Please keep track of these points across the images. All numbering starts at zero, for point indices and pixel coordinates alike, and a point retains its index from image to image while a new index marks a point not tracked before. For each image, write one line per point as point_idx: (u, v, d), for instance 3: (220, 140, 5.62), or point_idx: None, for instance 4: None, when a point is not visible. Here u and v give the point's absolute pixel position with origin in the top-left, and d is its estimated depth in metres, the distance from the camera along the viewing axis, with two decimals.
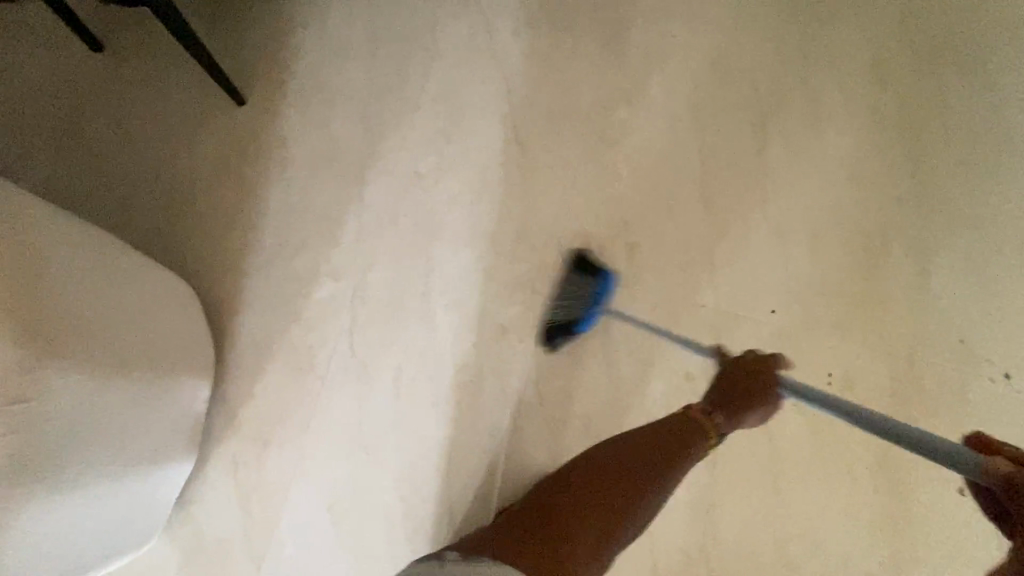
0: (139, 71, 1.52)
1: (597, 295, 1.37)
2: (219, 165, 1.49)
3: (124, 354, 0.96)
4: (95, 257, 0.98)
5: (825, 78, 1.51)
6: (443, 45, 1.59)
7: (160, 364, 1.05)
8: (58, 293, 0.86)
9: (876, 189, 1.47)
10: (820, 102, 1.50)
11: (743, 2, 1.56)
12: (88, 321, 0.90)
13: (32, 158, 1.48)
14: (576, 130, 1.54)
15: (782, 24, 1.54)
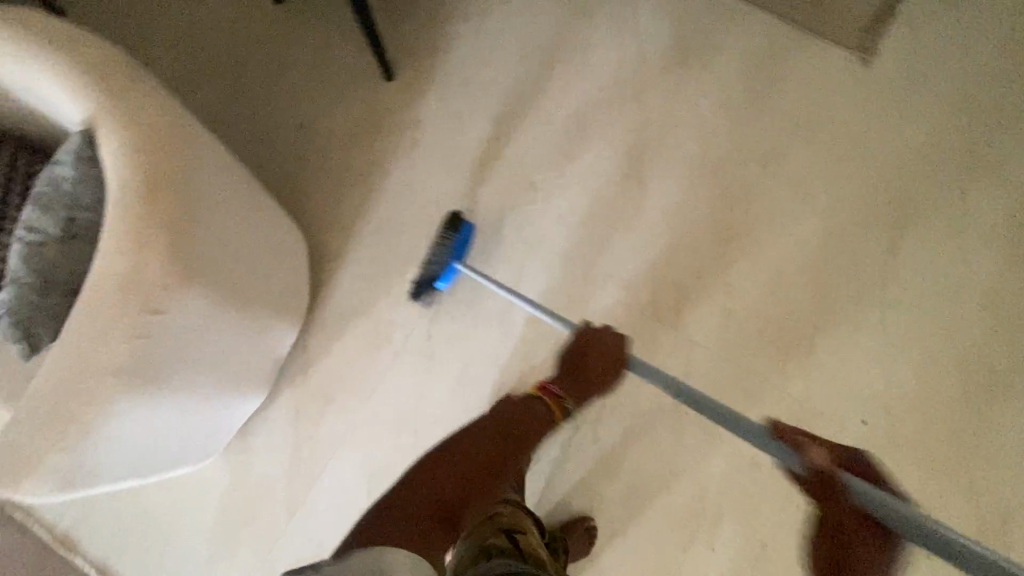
0: (302, 31, 1.63)
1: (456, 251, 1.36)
2: (355, 130, 1.57)
3: (244, 287, 1.02)
4: (243, 192, 1.05)
5: (978, 198, 1.47)
6: (590, 64, 1.61)
7: (264, 301, 1.11)
8: (212, 216, 0.91)
9: (1010, 324, 1.40)
10: (953, 221, 1.47)
11: (905, 104, 1.54)
12: (228, 249, 0.96)
13: (200, 89, 1.63)
14: (701, 182, 1.53)
15: (943, 134, 1.51)
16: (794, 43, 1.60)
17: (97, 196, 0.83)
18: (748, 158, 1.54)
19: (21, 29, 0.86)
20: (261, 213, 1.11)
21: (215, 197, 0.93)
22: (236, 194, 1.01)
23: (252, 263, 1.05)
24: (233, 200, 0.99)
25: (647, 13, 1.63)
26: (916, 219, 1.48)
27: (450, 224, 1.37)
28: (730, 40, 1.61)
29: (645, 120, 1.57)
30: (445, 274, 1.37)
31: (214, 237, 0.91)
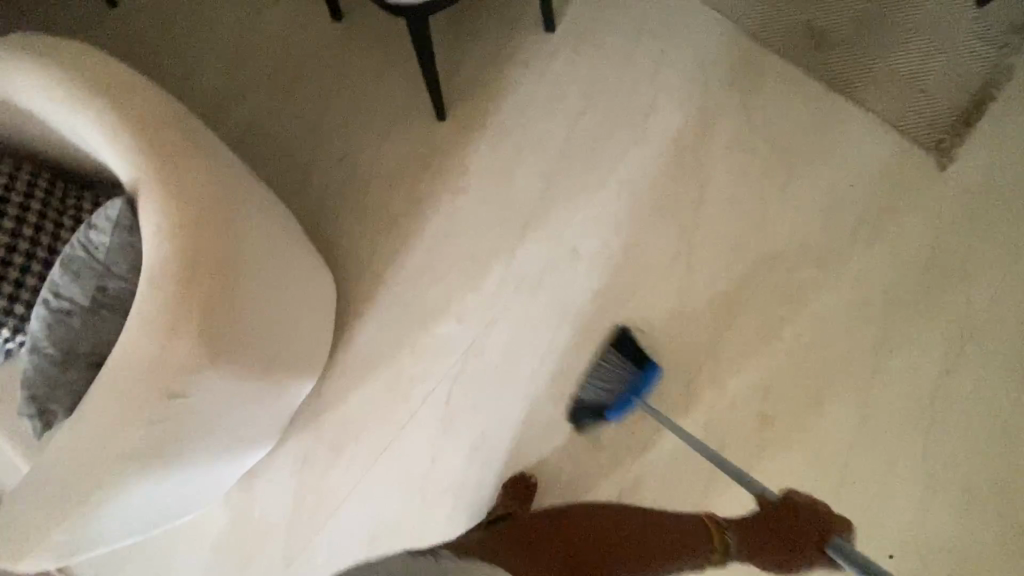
0: (356, 56, 1.57)
1: (635, 385, 1.33)
2: (399, 170, 1.51)
3: (277, 355, 0.97)
4: (288, 250, 1.00)
5: None
6: (651, 130, 1.54)
7: (299, 364, 1.06)
8: (255, 286, 0.86)
9: None
10: (1011, 350, 1.39)
11: (978, 217, 1.46)
12: (264, 322, 0.90)
13: (241, 103, 1.55)
14: (756, 271, 1.45)
15: (1012, 257, 1.44)
16: (867, 135, 1.53)
17: (132, 267, 0.79)
18: (807, 252, 1.46)
19: (74, 78, 0.82)
20: (305, 270, 1.05)
21: (259, 266, 0.88)
22: (282, 256, 0.97)
23: (288, 325, 0.99)
24: (279, 264, 0.95)
25: (716, 85, 1.57)
26: (977, 342, 1.40)
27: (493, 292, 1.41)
28: (800, 124, 1.54)
29: (702, 196, 1.50)
30: (619, 406, 1.33)
31: (253, 310, 0.86)
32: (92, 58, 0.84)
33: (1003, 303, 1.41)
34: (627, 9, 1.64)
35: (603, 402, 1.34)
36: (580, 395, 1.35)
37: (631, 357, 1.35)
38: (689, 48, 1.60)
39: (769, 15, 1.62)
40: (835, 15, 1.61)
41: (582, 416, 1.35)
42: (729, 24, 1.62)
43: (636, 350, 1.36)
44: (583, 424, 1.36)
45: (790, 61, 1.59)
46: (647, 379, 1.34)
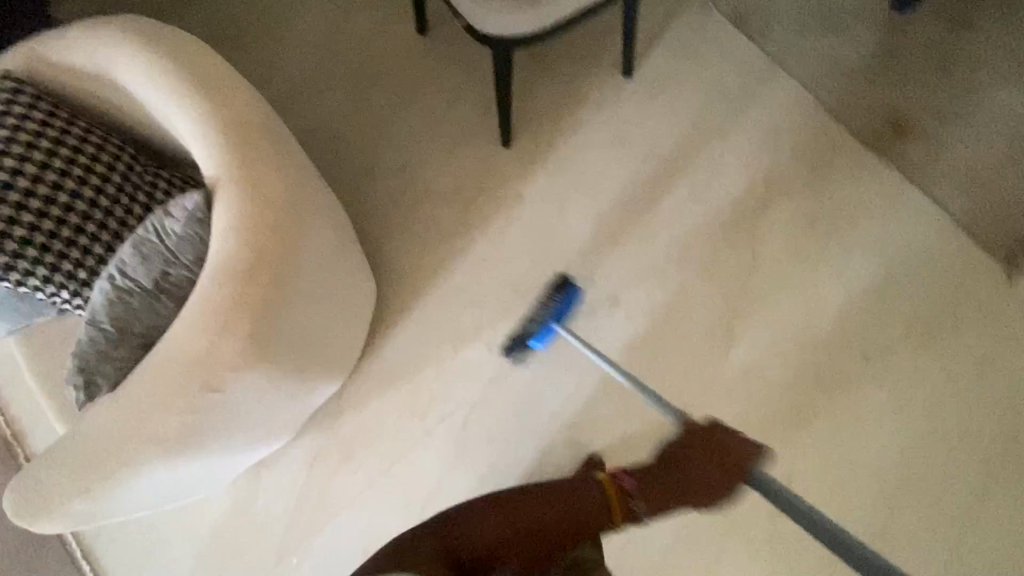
0: (433, 71, 1.60)
1: (558, 312, 1.28)
2: (455, 189, 1.53)
3: (313, 361, 0.98)
4: (339, 261, 1.01)
5: None
6: (711, 191, 1.52)
7: (331, 369, 1.07)
8: (304, 296, 0.88)
9: None
10: None
11: None
12: (306, 328, 0.92)
13: (315, 99, 1.58)
14: (796, 353, 1.41)
15: None
16: (936, 233, 1.47)
17: (196, 258, 0.81)
18: (853, 344, 1.41)
19: (176, 69, 0.86)
20: (350, 281, 1.06)
21: (312, 276, 0.90)
22: (333, 266, 0.98)
23: (325, 334, 1.00)
24: (329, 274, 0.97)
25: (785, 156, 1.55)
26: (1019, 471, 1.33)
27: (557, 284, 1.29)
28: (866, 210, 1.50)
29: (753, 267, 1.47)
30: (542, 333, 1.29)
31: (297, 319, 0.88)
32: (192, 52, 0.87)
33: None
34: (707, 66, 1.63)
35: (526, 330, 1.28)
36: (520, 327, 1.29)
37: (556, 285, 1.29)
38: (765, 114, 1.58)
39: (852, 95, 1.59)
40: (920, 106, 1.57)
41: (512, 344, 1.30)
42: (810, 97, 1.60)
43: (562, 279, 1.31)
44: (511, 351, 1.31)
45: (867, 144, 1.55)
46: (568, 305, 1.29)
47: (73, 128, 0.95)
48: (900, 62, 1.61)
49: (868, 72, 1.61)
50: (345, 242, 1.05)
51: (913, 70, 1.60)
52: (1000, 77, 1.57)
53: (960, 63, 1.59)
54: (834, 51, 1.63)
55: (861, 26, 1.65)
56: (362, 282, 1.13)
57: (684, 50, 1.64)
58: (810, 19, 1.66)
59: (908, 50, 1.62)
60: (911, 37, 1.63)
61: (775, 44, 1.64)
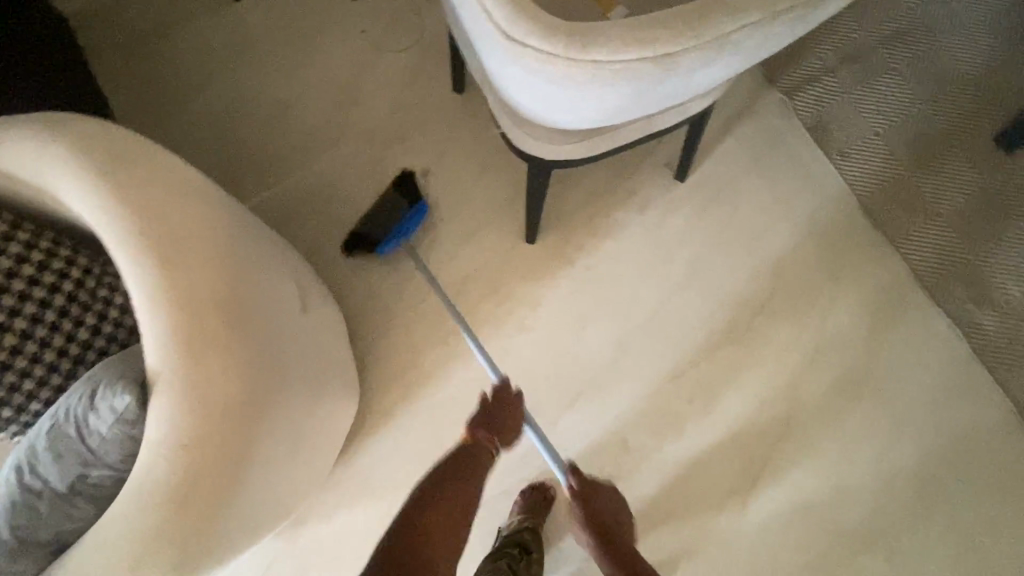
0: (461, 141, 1.44)
1: (408, 223, 1.32)
2: (465, 284, 1.37)
3: (257, 527, 0.88)
4: (291, 425, 0.87)
5: None
6: (752, 332, 1.35)
7: (275, 519, 0.94)
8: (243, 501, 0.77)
9: None
10: None
11: None
12: (247, 512, 0.80)
13: (326, 158, 1.45)
14: (813, 540, 1.25)
15: None
16: (996, 427, 1.30)
17: (124, 458, 0.69)
18: (880, 540, 1.25)
19: (138, 222, 0.73)
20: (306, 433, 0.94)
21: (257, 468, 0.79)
22: (284, 437, 0.85)
23: (266, 504, 0.87)
24: (280, 453, 0.84)
25: (841, 303, 1.36)
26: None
27: (406, 188, 1.34)
28: (923, 385, 1.32)
29: (783, 429, 1.30)
30: (390, 241, 1.31)
31: (237, 515, 0.76)
32: (163, 200, 0.76)
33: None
34: (773, 178, 1.43)
35: (375, 236, 1.30)
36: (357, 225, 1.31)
37: (406, 193, 1.33)
38: (827, 248, 1.39)
39: (934, 244, 1.39)
40: (1007, 270, 1.37)
41: (351, 243, 1.32)
42: (883, 239, 1.40)
43: (415, 188, 1.35)
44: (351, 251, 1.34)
45: (939, 306, 1.36)
46: (417, 219, 1.33)
47: (14, 243, 0.81)
48: (995, 213, 1.41)
49: (957, 217, 1.40)
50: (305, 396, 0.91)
51: (1006, 223, 1.40)
52: None
53: None
54: (922, 185, 1.42)
55: (957, 161, 1.44)
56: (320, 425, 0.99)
57: (749, 155, 1.44)
58: (901, 144, 1.45)
59: (1005, 199, 1.42)
60: (1011, 183, 1.42)
61: (856, 166, 1.43)
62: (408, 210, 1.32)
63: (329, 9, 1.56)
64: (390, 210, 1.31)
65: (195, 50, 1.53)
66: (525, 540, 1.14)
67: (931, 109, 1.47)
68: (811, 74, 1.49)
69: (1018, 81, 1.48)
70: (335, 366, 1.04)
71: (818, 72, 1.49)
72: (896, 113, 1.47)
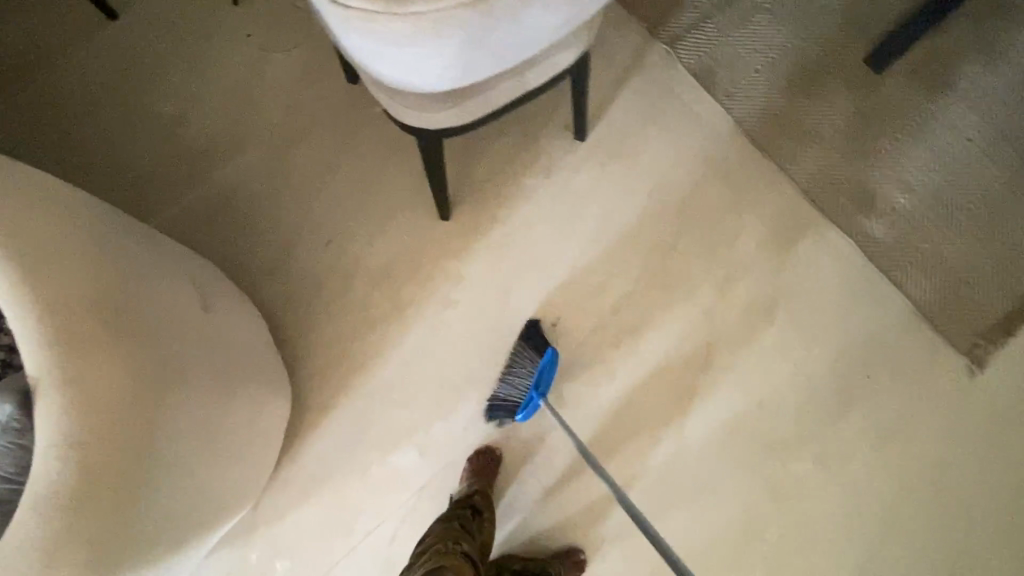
0: (363, 131, 1.45)
1: (540, 378, 1.25)
2: (386, 268, 1.38)
3: (189, 521, 0.92)
4: (191, 416, 0.88)
5: None
6: (666, 273, 1.41)
7: (210, 516, 0.97)
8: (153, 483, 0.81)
9: None
10: None
11: (996, 436, 1.35)
12: (167, 502, 0.85)
13: (227, 166, 1.44)
14: (745, 456, 1.33)
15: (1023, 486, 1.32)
16: (897, 327, 1.40)
17: (17, 468, 0.82)
18: (807, 446, 1.34)
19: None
20: (217, 424, 0.95)
21: (169, 457, 0.84)
22: (185, 426, 0.87)
23: (185, 493, 0.88)
24: (189, 440, 0.87)
25: (745, 234, 1.44)
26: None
27: (534, 340, 1.31)
28: (828, 298, 1.41)
29: (707, 359, 1.37)
30: (528, 404, 1.25)
31: (156, 500, 0.82)
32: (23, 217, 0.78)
33: (1009, 554, 1.29)
34: (667, 126, 1.49)
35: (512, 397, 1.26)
36: (494, 391, 1.29)
37: (537, 348, 1.29)
38: (725, 184, 1.47)
39: (820, 167, 1.48)
40: (889, 181, 1.48)
41: (494, 413, 1.28)
42: (775, 170, 1.48)
43: (542, 339, 1.30)
44: (495, 421, 1.28)
45: (832, 222, 1.46)
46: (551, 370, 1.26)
47: None
48: (872, 129, 1.51)
49: (838, 138, 1.50)
50: (207, 387, 0.92)
51: (885, 137, 1.50)
52: (975, 149, 1.49)
53: (935, 131, 1.50)
54: (803, 114, 1.51)
55: (832, 87, 1.53)
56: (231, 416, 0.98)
57: (642, 107, 1.50)
58: (780, 78, 1.53)
59: (879, 116, 1.52)
60: (883, 101, 1.53)
61: (741, 104, 1.51)
62: (540, 361, 1.26)
63: (209, 18, 1.54)
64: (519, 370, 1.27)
65: (75, 78, 1.50)
66: (476, 502, 1.19)
67: (802, 42, 1.56)
68: (689, 23, 1.55)
69: (877, 4, 1.58)
70: (242, 362, 1.03)
71: (694, 20, 1.56)
72: (774, 49, 1.55)
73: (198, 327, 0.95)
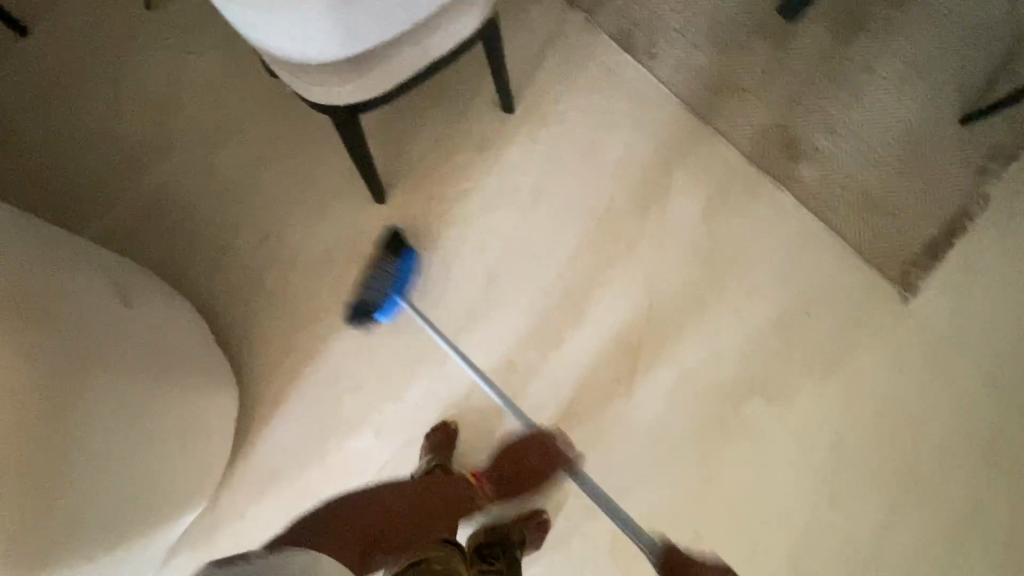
0: (289, 124, 1.44)
1: (401, 279, 1.27)
2: (325, 257, 1.38)
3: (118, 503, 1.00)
4: (102, 408, 0.97)
5: (986, 478, 1.34)
6: (605, 234, 1.43)
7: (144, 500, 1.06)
8: (58, 477, 0.88)
9: None
10: (953, 496, 1.33)
11: (935, 357, 1.39)
12: (93, 482, 0.94)
13: (153, 172, 1.43)
14: (697, 402, 1.36)
15: (965, 401, 1.37)
16: (830, 265, 1.44)
17: None
18: (755, 386, 1.37)
19: None
20: (130, 411, 1.02)
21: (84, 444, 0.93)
22: (100, 417, 0.96)
23: (104, 484, 0.96)
24: (103, 433, 0.96)
25: (678, 189, 1.47)
26: (924, 511, 1.33)
27: (392, 243, 1.29)
28: (763, 242, 1.45)
29: (652, 313, 1.40)
30: (390, 304, 1.27)
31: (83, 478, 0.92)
32: None
33: (955, 466, 1.34)
34: (593, 91, 1.52)
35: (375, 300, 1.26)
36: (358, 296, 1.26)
37: (394, 248, 1.29)
38: (654, 142, 1.50)
39: (743, 118, 1.52)
40: (810, 124, 1.52)
41: (354, 315, 1.27)
42: (701, 124, 1.52)
43: (399, 240, 1.30)
44: (353, 322, 1.28)
45: (759, 168, 1.50)
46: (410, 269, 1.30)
47: None
48: (790, 76, 1.55)
49: (757, 89, 1.54)
50: (123, 374, 1.02)
51: (803, 84, 1.54)
52: (891, 84, 1.53)
53: (851, 72, 1.54)
54: (722, 68, 1.55)
55: (748, 39, 1.57)
56: (143, 404, 1.04)
57: (567, 75, 1.52)
58: (698, 35, 1.56)
59: (795, 64, 1.56)
60: (798, 48, 1.56)
61: (662, 64, 1.54)
62: (400, 263, 1.27)
63: (122, 24, 1.51)
64: (384, 273, 1.26)
65: None
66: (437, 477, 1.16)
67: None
68: None
69: None
70: (157, 357, 1.12)
71: None
72: (690, 7, 1.58)
73: (105, 321, 1.03)
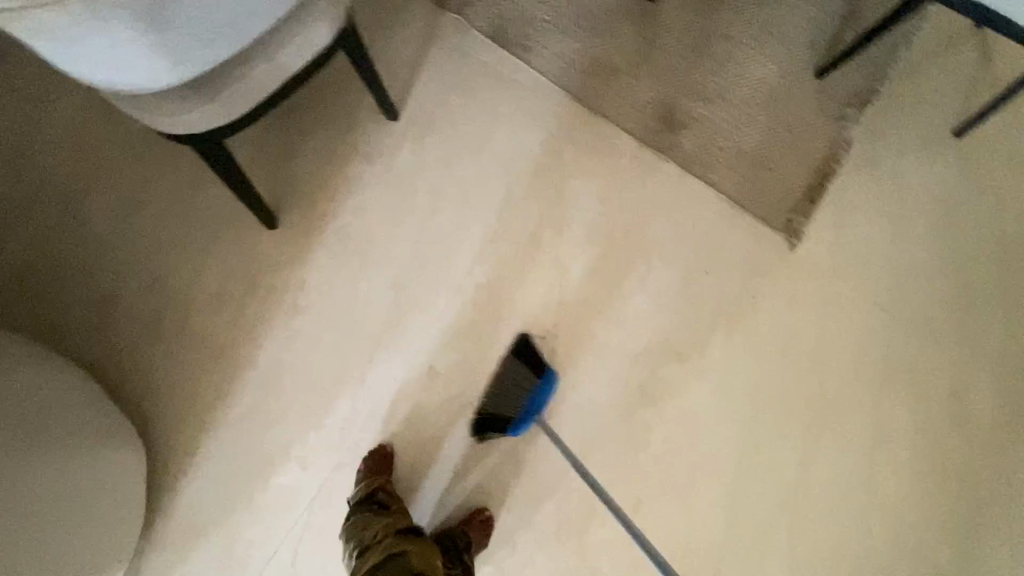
0: (165, 162, 1.38)
1: (536, 398, 1.27)
2: (222, 294, 1.33)
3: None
4: None
5: (892, 395, 1.44)
6: (507, 227, 1.45)
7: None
8: None
9: (910, 537, 1.37)
10: (865, 417, 1.43)
11: (829, 292, 1.49)
12: None
13: (20, 235, 1.34)
14: (619, 374, 1.40)
15: (861, 328, 1.47)
16: (723, 223, 1.52)
17: None
18: (671, 348, 1.43)
19: None
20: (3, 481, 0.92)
21: None
22: None
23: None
24: None
25: (570, 173, 1.51)
26: (844, 437, 1.42)
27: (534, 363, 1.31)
28: (657, 211, 1.51)
29: (563, 295, 1.43)
30: (524, 423, 1.26)
31: None
32: None
33: (861, 389, 1.44)
34: (475, 89, 1.54)
35: (505, 416, 1.27)
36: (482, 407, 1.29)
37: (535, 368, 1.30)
38: (542, 131, 1.53)
39: (621, 96, 1.57)
40: (684, 93, 1.58)
41: (484, 431, 1.28)
42: (583, 108, 1.56)
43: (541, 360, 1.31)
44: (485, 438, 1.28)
45: (645, 144, 1.55)
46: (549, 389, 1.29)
47: None
48: (662, 52, 1.61)
49: (630, 66, 1.59)
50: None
51: (672, 56, 1.61)
52: (750, 47, 1.62)
53: (713, 40, 1.62)
54: (595, 50, 1.59)
55: (615, 20, 1.62)
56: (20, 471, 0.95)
57: (447, 77, 1.54)
58: (568, 22, 1.60)
59: (662, 37, 1.62)
60: (662, 23, 1.63)
61: (538, 54, 1.58)
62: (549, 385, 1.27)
63: None
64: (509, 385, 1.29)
65: None
66: (381, 498, 1.17)
67: None
68: None
69: None
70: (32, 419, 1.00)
71: None
72: None
73: None
